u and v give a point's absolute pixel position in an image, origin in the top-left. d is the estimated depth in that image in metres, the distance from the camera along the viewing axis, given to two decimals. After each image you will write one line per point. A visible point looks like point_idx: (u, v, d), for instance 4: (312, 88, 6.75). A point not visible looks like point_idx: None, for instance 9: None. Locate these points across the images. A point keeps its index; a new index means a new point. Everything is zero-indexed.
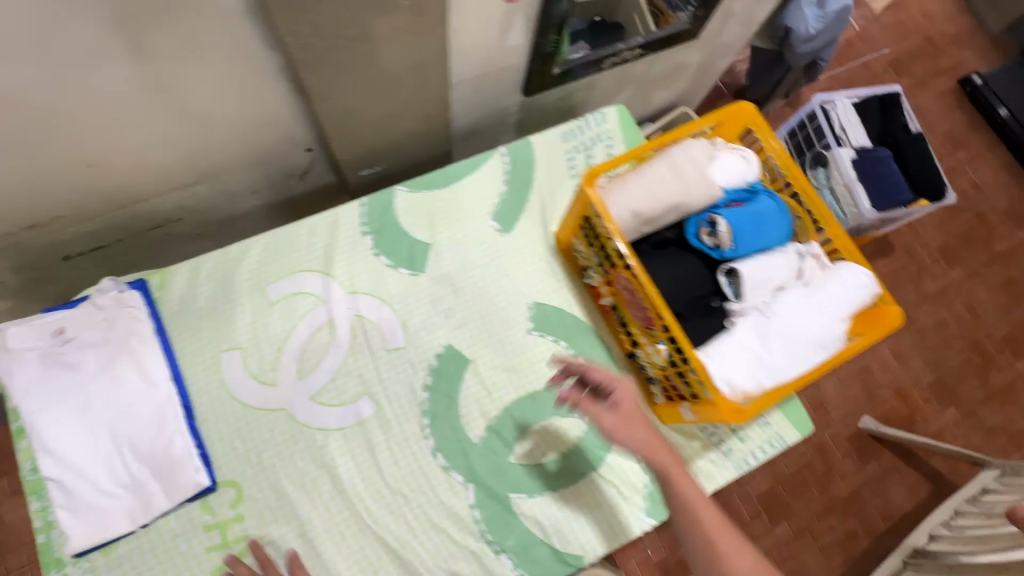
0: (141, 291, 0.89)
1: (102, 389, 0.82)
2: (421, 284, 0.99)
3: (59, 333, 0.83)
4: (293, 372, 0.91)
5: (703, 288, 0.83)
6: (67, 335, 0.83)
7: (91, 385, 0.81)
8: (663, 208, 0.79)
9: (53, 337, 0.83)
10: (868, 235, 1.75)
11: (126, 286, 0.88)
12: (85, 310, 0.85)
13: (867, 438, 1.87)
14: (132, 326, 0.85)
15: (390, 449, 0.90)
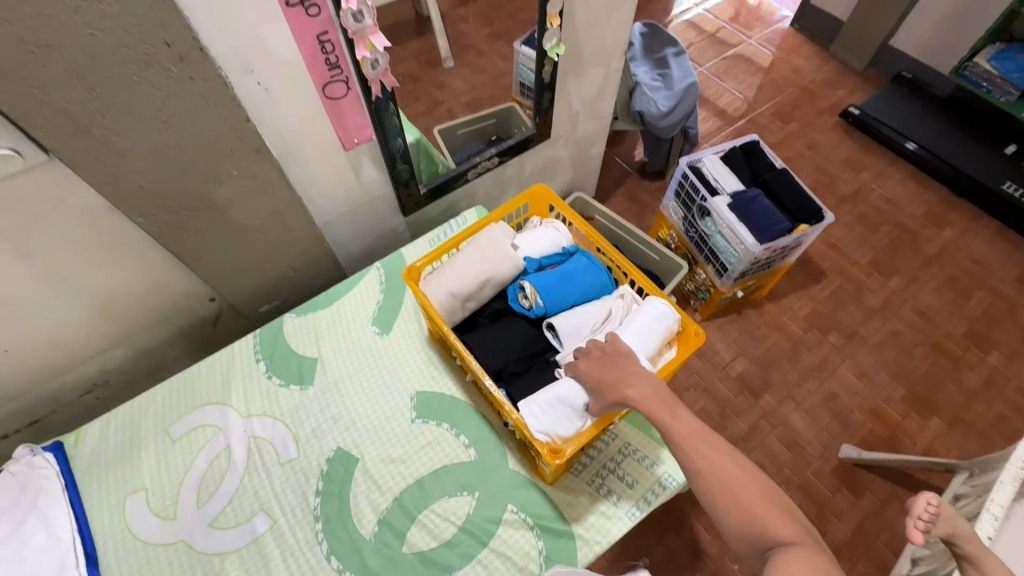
0: (54, 451, 1.00)
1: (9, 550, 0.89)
2: (310, 396, 1.09)
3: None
4: (192, 502, 0.98)
5: (535, 346, 0.93)
6: None
7: None
8: (476, 283, 0.92)
9: None
10: (780, 266, 1.82)
11: (41, 449, 1.00)
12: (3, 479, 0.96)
13: (852, 467, 1.74)
14: (42, 485, 0.95)
15: (284, 561, 0.93)
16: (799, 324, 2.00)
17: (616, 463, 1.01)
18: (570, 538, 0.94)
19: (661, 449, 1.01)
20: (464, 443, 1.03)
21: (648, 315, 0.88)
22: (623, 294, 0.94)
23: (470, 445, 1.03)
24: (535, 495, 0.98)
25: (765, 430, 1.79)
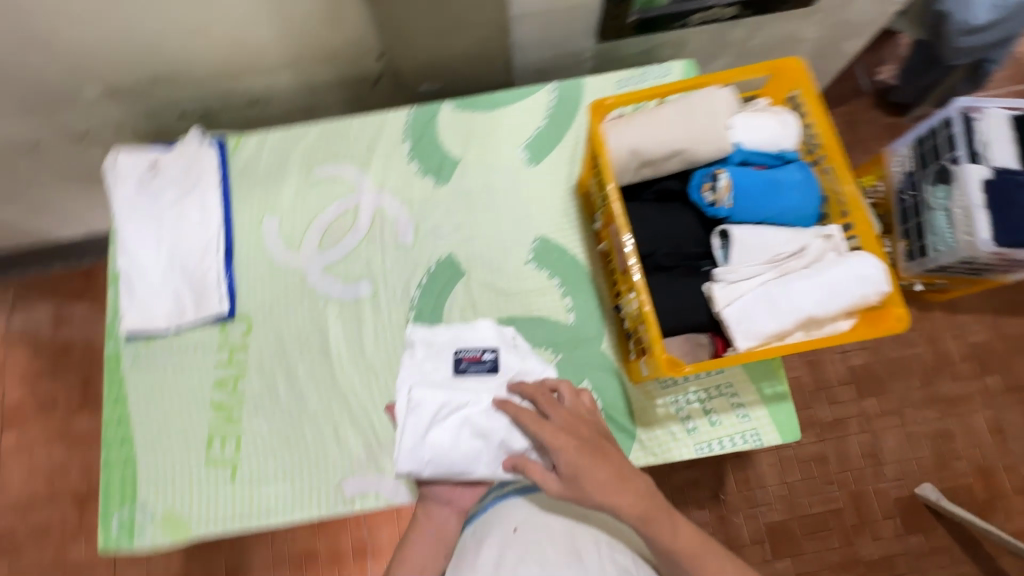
0: (217, 147, 1.07)
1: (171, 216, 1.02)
2: (441, 195, 1.06)
3: (152, 166, 1.04)
4: (315, 244, 1.05)
5: (694, 249, 0.80)
6: (158, 169, 1.04)
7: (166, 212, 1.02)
8: (664, 151, 0.77)
9: (147, 169, 1.04)
10: (992, 278, 1.45)
11: (206, 140, 1.07)
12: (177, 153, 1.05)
13: (921, 507, 1.58)
14: (203, 173, 1.05)
15: (375, 329, 1.00)
16: (961, 349, 1.67)
17: (706, 397, 0.93)
18: (629, 436, 0.93)
19: (761, 406, 0.92)
20: (567, 306, 0.99)
21: (853, 278, 0.71)
22: (828, 236, 0.76)
23: (572, 311, 0.99)
24: (615, 385, 0.95)
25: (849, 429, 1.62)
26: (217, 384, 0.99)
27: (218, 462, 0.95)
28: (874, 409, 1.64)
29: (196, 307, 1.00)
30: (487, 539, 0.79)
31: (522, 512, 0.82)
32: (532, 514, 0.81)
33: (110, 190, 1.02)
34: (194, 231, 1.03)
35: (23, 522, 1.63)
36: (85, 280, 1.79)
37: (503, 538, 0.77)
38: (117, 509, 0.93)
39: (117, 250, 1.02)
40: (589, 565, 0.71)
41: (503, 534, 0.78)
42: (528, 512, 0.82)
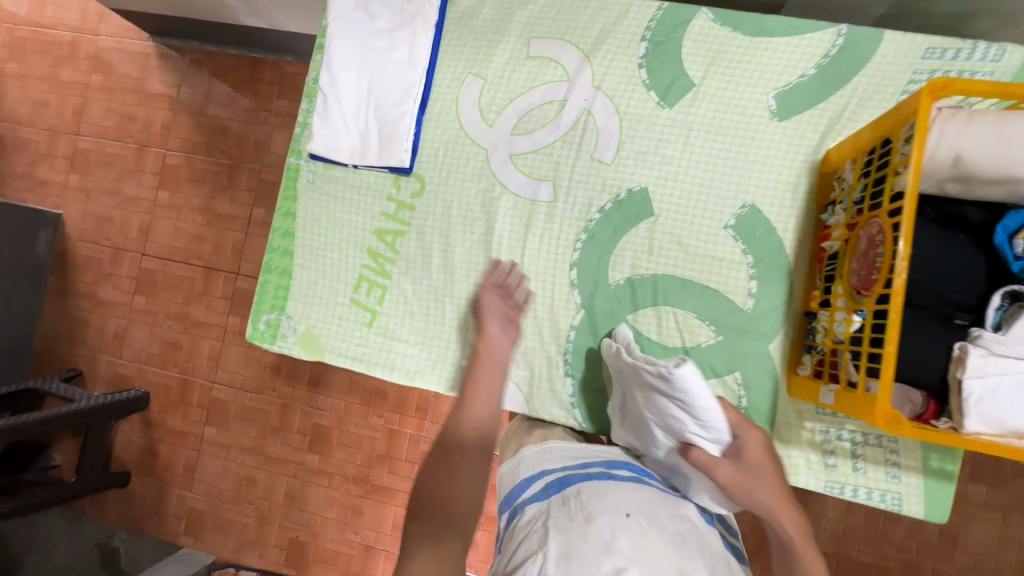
0: None
1: (381, 46, 0.96)
2: (659, 118, 0.93)
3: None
4: (510, 126, 0.97)
5: (958, 296, 0.67)
6: None
7: (377, 39, 0.96)
8: (995, 175, 0.61)
9: None
10: None
11: None
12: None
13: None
14: (424, 8, 0.96)
15: (542, 236, 0.95)
16: None
17: (860, 442, 0.84)
18: None
19: (919, 475, 0.83)
20: (750, 290, 0.89)
21: None
22: None
23: (752, 297, 0.89)
24: (767, 389, 0.87)
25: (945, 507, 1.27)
26: (377, 231, 0.99)
27: (362, 306, 0.99)
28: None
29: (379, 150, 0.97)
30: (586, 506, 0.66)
31: (630, 497, 0.69)
32: (640, 501, 0.69)
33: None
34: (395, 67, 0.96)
35: (164, 269, 1.85)
36: (252, 69, 1.81)
37: (608, 516, 0.64)
38: (268, 311, 1.00)
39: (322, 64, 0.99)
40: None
41: (612, 514, 0.64)
42: (636, 498, 0.69)
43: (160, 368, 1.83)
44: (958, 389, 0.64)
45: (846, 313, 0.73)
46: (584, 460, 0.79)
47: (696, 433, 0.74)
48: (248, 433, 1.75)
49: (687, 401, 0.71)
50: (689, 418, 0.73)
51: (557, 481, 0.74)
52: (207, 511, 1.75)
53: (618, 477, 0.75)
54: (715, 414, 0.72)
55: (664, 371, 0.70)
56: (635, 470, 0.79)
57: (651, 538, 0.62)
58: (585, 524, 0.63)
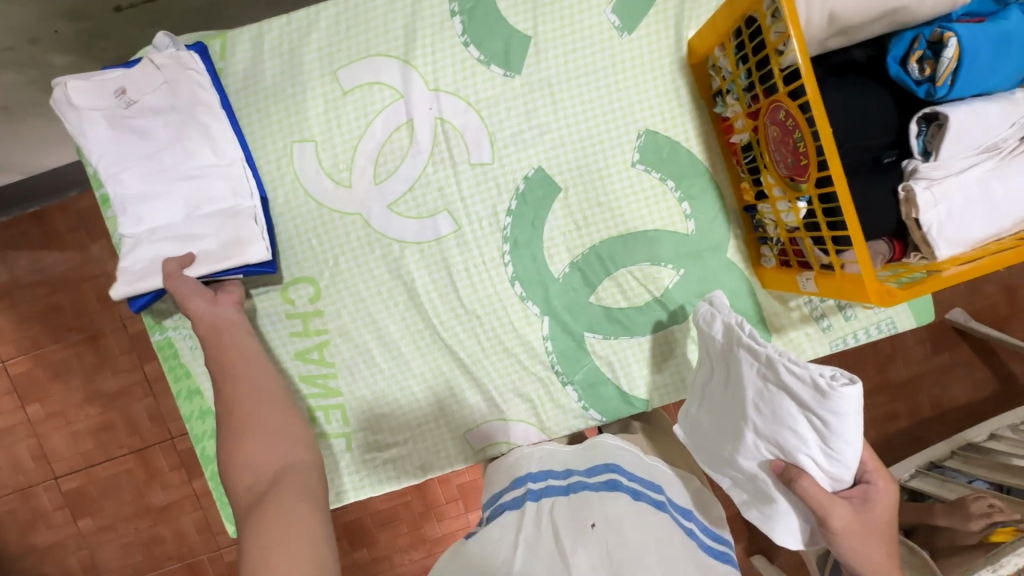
0: (201, 53, 0.79)
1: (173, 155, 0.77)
2: (514, 90, 0.83)
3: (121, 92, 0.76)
4: (369, 176, 0.83)
5: (879, 138, 0.66)
6: (130, 97, 0.76)
7: (163, 152, 0.77)
8: (870, 15, 0.57)
9: (116, 98, 0.76)
10: None
11: (184, 46, 0.78)
12: (144, 71, 0.76)
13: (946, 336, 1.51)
14: (196, 93, 0.77)
15: (466, 269, 0.86)
16: None
17: None
18: None
19: None
20: (685, 212, 0.85)
21: None
22: None
23: (691, 218, 0.86)
24: (744, 292, 0.87)
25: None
26: (298, 356, 0.86)
27: (331, 436, 0.87)
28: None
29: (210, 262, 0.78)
30: (550, 519, 0.64)
31: (603, 504, 0.64)
32: (613, 507, 0.64)
33: (81, 140, 0.76)
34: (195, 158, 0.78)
35: (91, 480, 1.42)
36: (42, 226, 1.36)
37: (567, 530, 0.61)
38: None
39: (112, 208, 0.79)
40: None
41: (574, 524, 0.62)
42: (610, 506, 0.64)
43: (154, 570, 1.46)
44: (919, 227, 0.64)
45: (789, 202, 0.71)
46: (575, 471, 0.75)
47: (812, 456, 0.66)
48: None
49: (831, 421, 0.63)
50: (814, 440, 0.65)
51: (536, 490, 0.72)
52: None
53: (599, 485, 0.69)
54: (851, 446, 0.64)
55: (827, 384, 0.61)
56: (626, 471, 0.72)
57: (611, 549, 0.57)
58: (542, 537, 0.61)
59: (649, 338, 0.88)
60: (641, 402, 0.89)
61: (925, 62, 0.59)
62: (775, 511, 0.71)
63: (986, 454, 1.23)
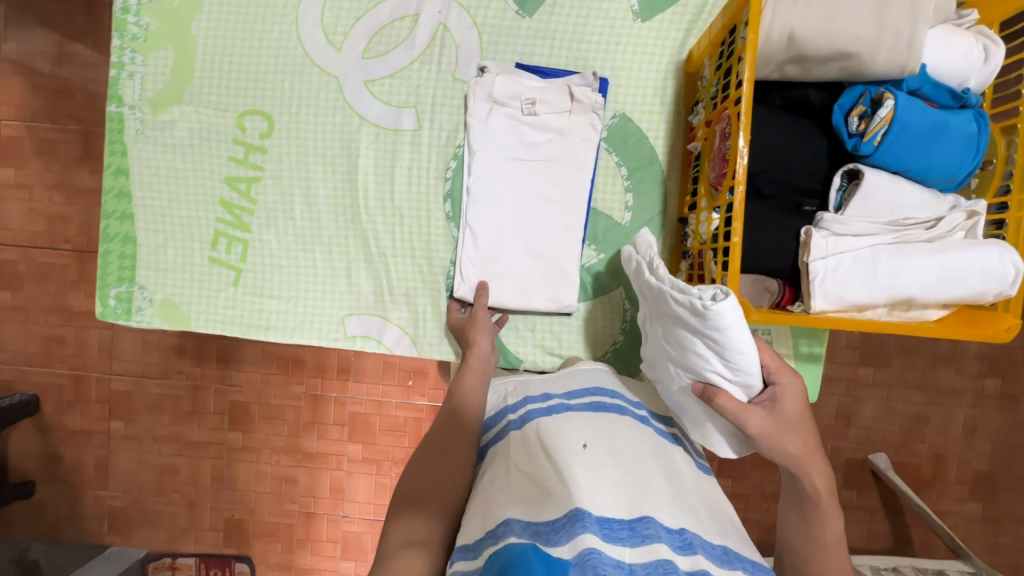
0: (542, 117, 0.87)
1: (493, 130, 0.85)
2: (520, 29, 0.86)
3: (526, 97, 0.84)
4: (360, 48, 0.87)
5: (806, 182, 0.67)
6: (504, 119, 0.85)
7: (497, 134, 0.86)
8: (826, 52, 0.60)
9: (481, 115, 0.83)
10: None
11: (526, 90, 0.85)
12: (558, 91, 0.84)
13: (866, 473, 1.47)
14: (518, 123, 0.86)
15: (410, 169, 0.88)
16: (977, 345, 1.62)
17: None
18: None
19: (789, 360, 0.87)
20: (626, 203, 0.88)
21: (980, 274, 0.60)
22: (972, 214, 0.63)
23: (629, 211, 0.88)
24: None
25: (835, 390, 1.45)
26: (227, 180, 0.89)
27: (223, 265, 0.90)
28: (868, 378, 1.45)
29: (482, 271, 0.86)
30: (542, 441, 0.62)
31: (591, 427, 0.64)
32: (602, 428, 0.64)
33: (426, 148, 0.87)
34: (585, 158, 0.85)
35: (26, 259, 1.42)
36: (88, 14, 1.35)
37: (561, 453, 0.60)
38: (116, 285, 0.90)
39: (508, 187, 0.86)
40: (662, 500, 0.57)
41: (565, 445, 0.61)
42: (597, 426, 0.65)
43: (43, 367, 1.46)
44: (806, 273, 0.65)
45: (707, 213, 0.73)
46: (550, 390, 0.73)
47: (718, 371, 0.64)
48: (161, 421, 1.47)
49: (721, 338, 0.61)
50: (715, 357, 0.63)
51: (518, 419, 0.69)
52: (129, 508, 1.50)
53: (581, 405, 0.69)
54: (749, 354, 0.62)
55: (702, 303, 0.60)
56: (611, 391, 0.72)
57: (611, 466, 0.60)
58: (542, 456, 0.60)
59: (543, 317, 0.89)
60: (514, 361, 0.90)
61: (863, 118, 0.62)
62: (714, 431, 0.70)
63: None
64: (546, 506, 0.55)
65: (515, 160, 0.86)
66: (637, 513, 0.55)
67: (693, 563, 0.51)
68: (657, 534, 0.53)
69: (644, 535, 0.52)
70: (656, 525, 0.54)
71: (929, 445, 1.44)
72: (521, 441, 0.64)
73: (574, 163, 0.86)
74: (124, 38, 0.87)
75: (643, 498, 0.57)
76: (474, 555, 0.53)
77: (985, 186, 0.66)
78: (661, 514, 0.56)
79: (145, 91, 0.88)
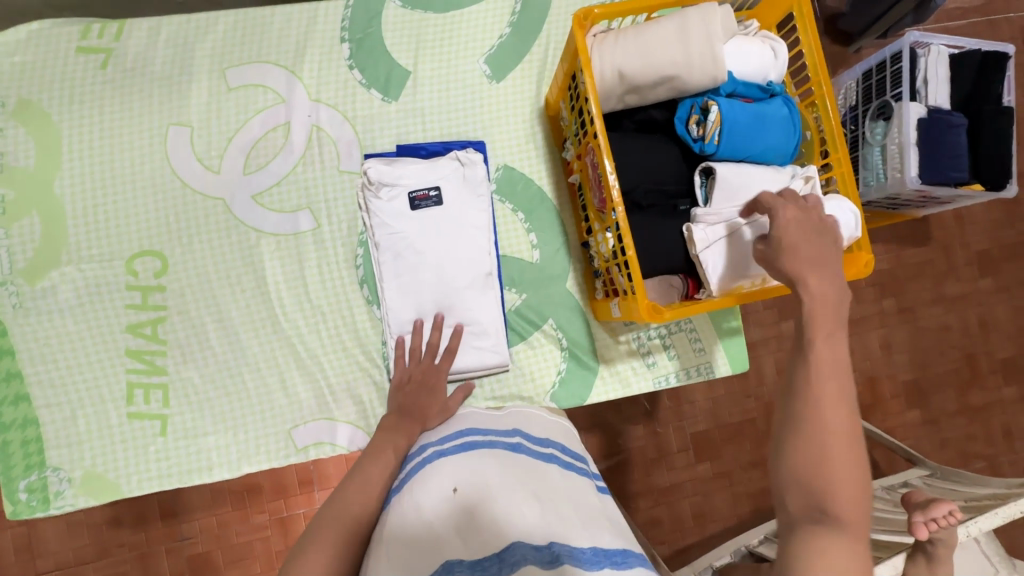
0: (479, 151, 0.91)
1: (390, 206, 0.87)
2: (390, 113, 0.92)
3: (405, 185, 0.87)
4: (239, 166, 0.88)
5: (674, 186, 0.76)
6: (407, 187, 0.88)
7: (391, 209, 0.87)
8: (653, 79, 0.70)
9: (392, 184, 0.87)
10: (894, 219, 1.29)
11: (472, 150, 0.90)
12: (446, 165, 0.89)
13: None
14: (446, 177, 0.89)
15: (319, 267, 0.89)
16: None
17: (667, 333, 0.94)
18: (591, 372, 0.93)
19: (715, 339, 0.95)
20: (532, 242, 0.93)
21: (837, 227, 0.65)
22: (809, 178, 0.75)
23: (536, 248, 0.93)
24: (577, 321, 0.93)
25: (767, 350, 1.55)
26: (129, 329, 0.85)
27: (145, 416, 0.84)
28: (790, 330, 1.57)
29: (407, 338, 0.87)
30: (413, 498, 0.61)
31: (463, 469, 0.63)
32: (472, 463, 0.64)
33: (374, 185, 0.87)
34: (462, 233, 0.88)
35: None
36: None
37: (431, 501, 0.59)
38: (24, 476, 0.81)
39: (402, 265, 0.88)
40: (535, 519, 0.56)
41: (433, 494, 0.60)
42: (468, 463, 0.64)
43: None
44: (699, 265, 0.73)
45: (602, 233, 0.79)
46: (426, 441, 0.73)
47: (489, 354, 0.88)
48: None
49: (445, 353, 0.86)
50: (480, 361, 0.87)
51: (394, 481, 0.68)
52: None
53: (452, 450, 0.69)
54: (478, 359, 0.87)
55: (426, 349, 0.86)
56: (478, 429, 0.74)
57: (480, 501, 0.58)
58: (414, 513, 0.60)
59: (481, 386, 0.91)
60: None
61: (700, 124, 0.72)
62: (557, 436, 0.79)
63: None
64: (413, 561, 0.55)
65: (400, 236, 0.87)
66: (504, 542, 0.53)
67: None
68: (524, 556, 0.52)
69: (510, 564, 0.51)
70: (526, 547, 0.53)
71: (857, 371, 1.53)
72: (395, 502, 0.63)
73: (462, 235, 0.88)
74: None
75: (512, 521, 0.55)
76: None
77: (811, 153, 0.78)
78: (530, 535, 0.54)
79: (15, 263, 0.83)
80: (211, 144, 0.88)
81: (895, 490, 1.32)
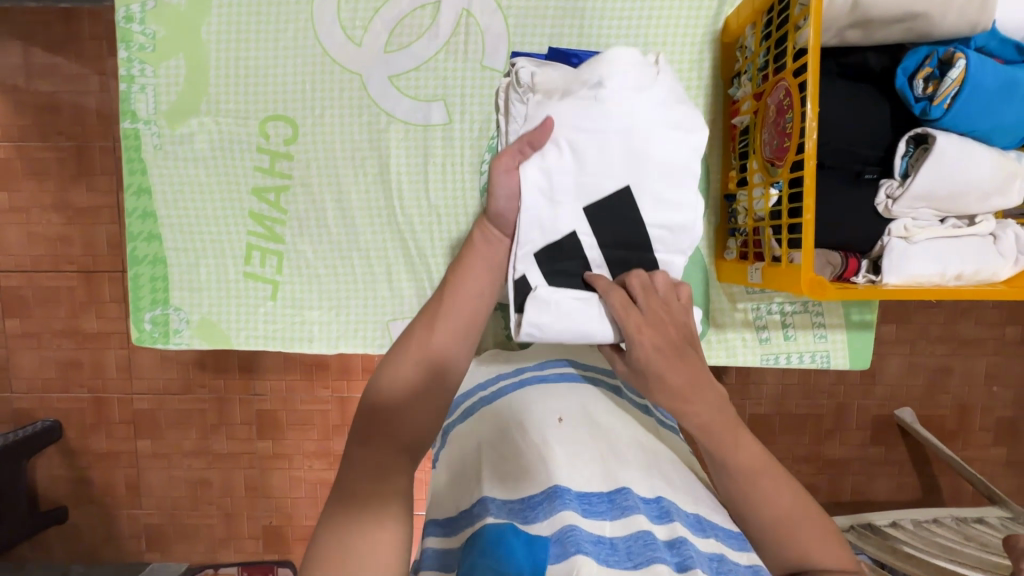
0: None
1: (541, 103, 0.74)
2: (546, 9, 0.83)
3: (597, 76, 0.71)
4: (381, 42, 0.83)
5: (868, 151, 0.66)
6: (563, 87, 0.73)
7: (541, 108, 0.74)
8: (892, 14, 0.59)
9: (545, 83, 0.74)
10: None
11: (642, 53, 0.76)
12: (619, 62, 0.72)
13: (893, 427, 1.45)
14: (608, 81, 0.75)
15: (442, 165, 0.86)
16: None
17: (789, 311, 0.87)
18: (696, 333, 0.88)
19: (840, 329, 0.87)
20: None
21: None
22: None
23: None
24: (696, 278, 0.87)
25: None
26: (255, 192, 0.86)
27: (259, 278, 0.87)
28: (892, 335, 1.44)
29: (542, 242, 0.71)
30: (517, 418, 0.63)
31: (566, 400, 0.65)
32: (578, 399, 0.66)
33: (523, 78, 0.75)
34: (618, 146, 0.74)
35: (31, 284, 1.35)
36: (67, 23, 1.25)
37: (540, 426, 0.61)
38: (149, 308, 0.87)
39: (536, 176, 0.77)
40: (639, 469, 0.59)
41: (542, 421, 0.62)
42: (572, 397, 0.66)
43: (62, 392, 1.40)
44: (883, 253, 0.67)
45: (763, 188, 0.71)
46: (523, 367, 0.74)
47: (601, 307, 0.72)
48: (188, 437, 1.43)
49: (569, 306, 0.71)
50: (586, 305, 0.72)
51: (491, 394, 0.70)
52: (165, 524, 1.46)
53: (554, 378, 0.70)
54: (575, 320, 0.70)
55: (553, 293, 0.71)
56: (579, 362, 0.74)
57: (584, 437, 0.61)
58: (519, 432, 0.61)
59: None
60: None
61: (931, 81, 0.61)
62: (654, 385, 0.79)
63: (881, 535, 1.18)
64: (523, 479, 0.56)
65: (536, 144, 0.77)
66: (615, 486, 0.56)
67: (672, 532, 0.52)
68: (635, 504, 0.54)
69: (623, 507, 0.54)
70: (633, 495, 0.55)
71: (953, 396, 1.43)
72: (496, 416, 0.65)
73: None
74: (132, 48, 0.82)
75: (619, 470, 0.58)
76: (455, 534, 0.54)
77: None
78: (636, 485, 0.57)
79: (159, 104, 0.84)
80: (358, 12, 0.83)
81: (965, 522, 1.22)
